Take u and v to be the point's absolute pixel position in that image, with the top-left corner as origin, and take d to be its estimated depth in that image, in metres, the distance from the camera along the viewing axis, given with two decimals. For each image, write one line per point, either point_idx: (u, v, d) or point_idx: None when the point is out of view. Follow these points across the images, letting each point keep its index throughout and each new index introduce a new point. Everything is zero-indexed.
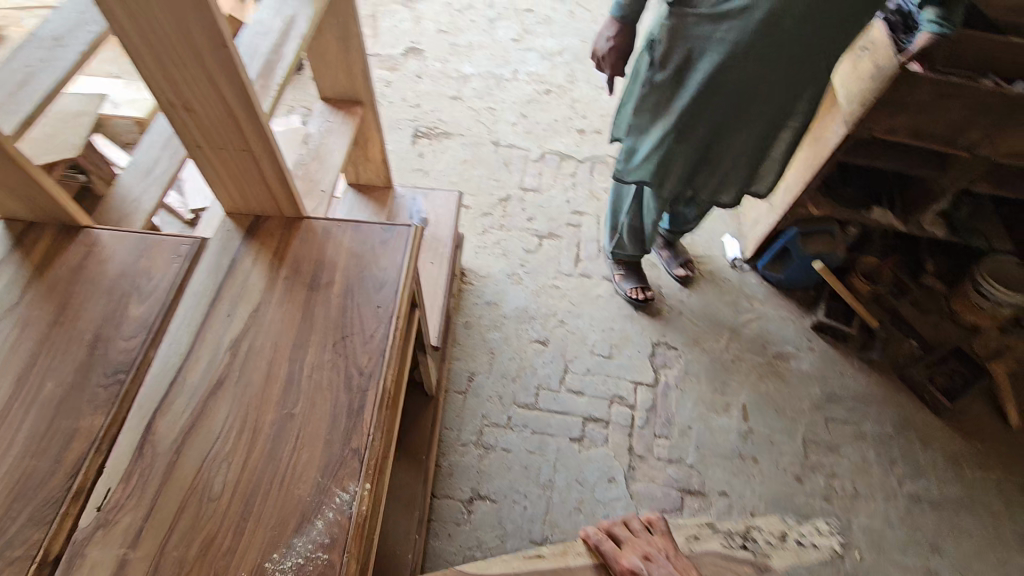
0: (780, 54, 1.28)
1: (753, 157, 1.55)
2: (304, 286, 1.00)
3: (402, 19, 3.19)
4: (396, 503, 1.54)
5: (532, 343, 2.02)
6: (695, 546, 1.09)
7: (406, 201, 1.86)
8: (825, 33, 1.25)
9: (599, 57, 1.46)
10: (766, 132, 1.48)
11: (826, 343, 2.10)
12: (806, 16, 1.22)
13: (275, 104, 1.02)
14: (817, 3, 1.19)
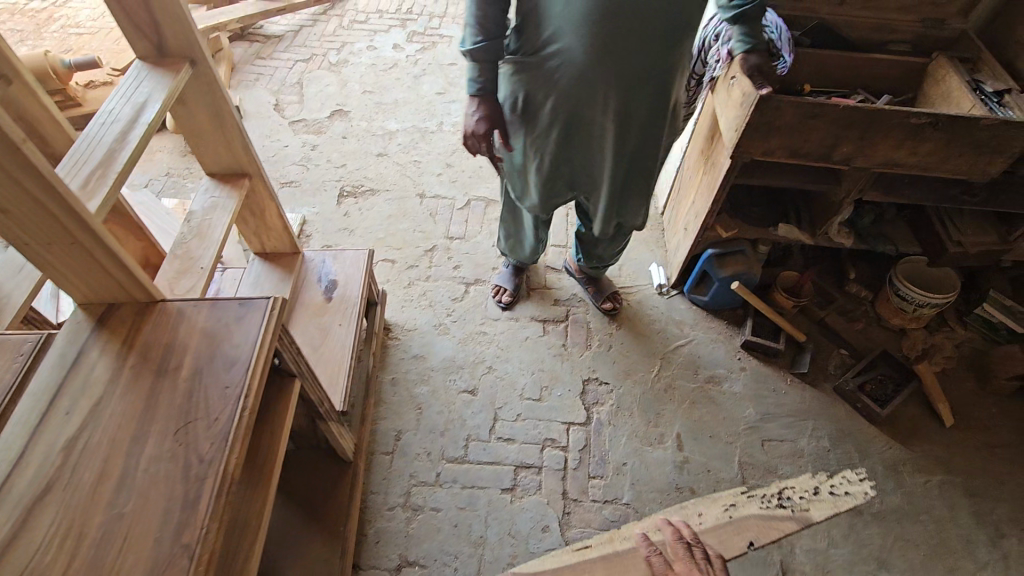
0: (614, 93, 1.28)
1: (628, 190, 1.55)
2: (151, 373, 0.98)
3: (328, 84, 3.26)
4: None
5: (460, 393, 1.99)
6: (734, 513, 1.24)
7: (317, 265, 1.85)
8: (653, 68, 1.25)
9: (473, 137, 1.44)
10: (630, 166, 1.47)
11: (757, 361, 2.09)
12: (627, 54, 1.22)
13: (112, 194, 1.00)
14: (633, 40, 1.20)
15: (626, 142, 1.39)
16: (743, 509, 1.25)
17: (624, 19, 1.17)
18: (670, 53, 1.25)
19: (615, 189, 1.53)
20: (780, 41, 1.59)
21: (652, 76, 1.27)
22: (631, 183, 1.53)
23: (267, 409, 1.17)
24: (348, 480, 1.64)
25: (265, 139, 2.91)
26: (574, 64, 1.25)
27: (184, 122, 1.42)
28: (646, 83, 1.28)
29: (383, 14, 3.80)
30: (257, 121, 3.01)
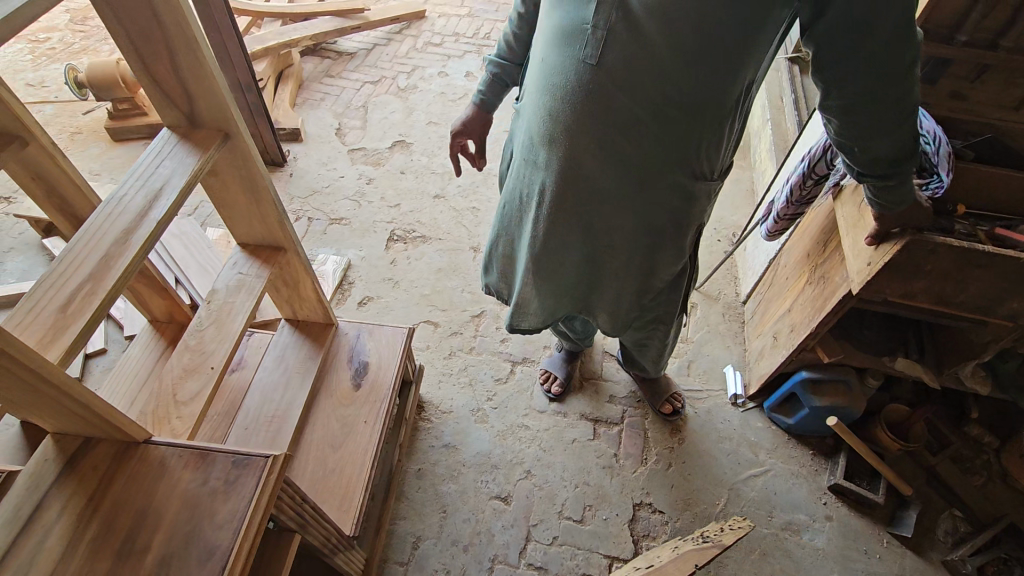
0: (573, 187, 1.20)
1: (586, 288, 1.46)
2: (112, 555, 0.77)
3: (394, 110, 3.10)
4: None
5: (491, 500, 1.74)
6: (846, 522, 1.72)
7: (351, 341, 1.66)
8: (618, 175, 1.16)
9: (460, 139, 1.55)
10: (576, 256, 1.36)
11: (847, 510, 1.75)
12: (588, 155, 1.14)
13: (93, 319, 0.81)
14: (595, 142, 1.11)
15: (565, 229, 1.29)
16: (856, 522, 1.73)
17: (590, 116, 1.08)
18: (630, 161, 1.12)
19: (555, 274, 1.41)
20: (938, 155, 1.24)
21: (601, 171, 1.16)
22: (579, 273, 1.41)
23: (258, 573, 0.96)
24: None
25: (321, 166, 2.77)
26: (529, 128, 1.22)
27: (215, 192, 1.25)
28: (594, 180, 1.17)
29: (459, 38, 3.63)
30: (316, 146, 2.88)
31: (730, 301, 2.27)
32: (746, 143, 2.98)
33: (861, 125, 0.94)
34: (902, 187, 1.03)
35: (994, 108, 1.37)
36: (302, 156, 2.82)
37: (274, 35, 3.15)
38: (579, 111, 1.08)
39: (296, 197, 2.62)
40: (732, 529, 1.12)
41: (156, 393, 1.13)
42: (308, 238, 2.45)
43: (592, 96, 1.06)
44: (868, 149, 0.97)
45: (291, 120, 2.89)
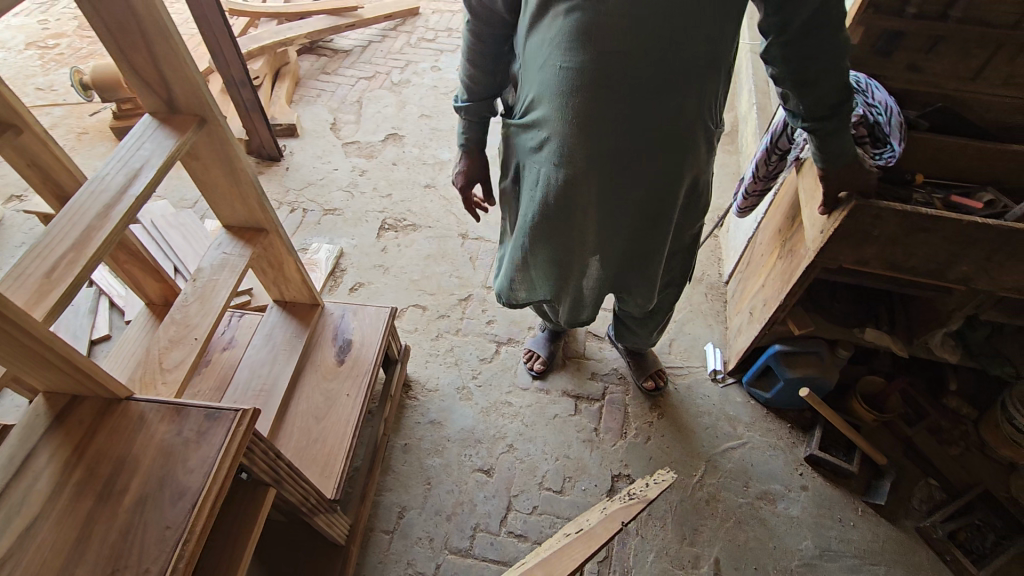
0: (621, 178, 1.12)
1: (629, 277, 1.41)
2: (94, 494, 0.85)
3: (387, 104, 3.18)
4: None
5: (474, 473, 1.80)
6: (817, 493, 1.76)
7: (337, 321, 1.73)
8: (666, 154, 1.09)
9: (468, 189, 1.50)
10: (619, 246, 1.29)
11: (823, 479, 1.79)
12: (637, 141, 1.06)
13: (73, 288, 0.89)
14: (644, 125, 1.04)
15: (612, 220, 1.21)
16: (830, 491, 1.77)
17: (633, 98, 1.01)
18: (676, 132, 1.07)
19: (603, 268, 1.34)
20: (889, 126, 1.31)
21: (648, 154, 1.09)
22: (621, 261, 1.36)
23: (233, 521, 1.03)
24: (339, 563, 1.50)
25: (316, 159, 2.85)
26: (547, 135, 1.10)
27: (199, 176, 1.33)
28: (641, 164, 1.10)
29: (452, 33, 3.70)
30: (312, 140, 2.96)
31: (713, 281, 2.31)
32: (734, 129, 3.00)
33: (802, 70, 0.97)
34: (838, 134, 1.05)
35: (950, 80, 1.42)
36: (298, 151, 2.90)
37: (270, 34, 3.24)
38: (621, 96, 1.00)
39: (291, 190, 2.70)
40: (654, 482, 0.89)
41: (143, 362, 1.21)
42: (302, 228, 2.53)
43: (631, 75, 0.98)
44: (816, 96, 1.00)
45: (286, 116, 2.97)
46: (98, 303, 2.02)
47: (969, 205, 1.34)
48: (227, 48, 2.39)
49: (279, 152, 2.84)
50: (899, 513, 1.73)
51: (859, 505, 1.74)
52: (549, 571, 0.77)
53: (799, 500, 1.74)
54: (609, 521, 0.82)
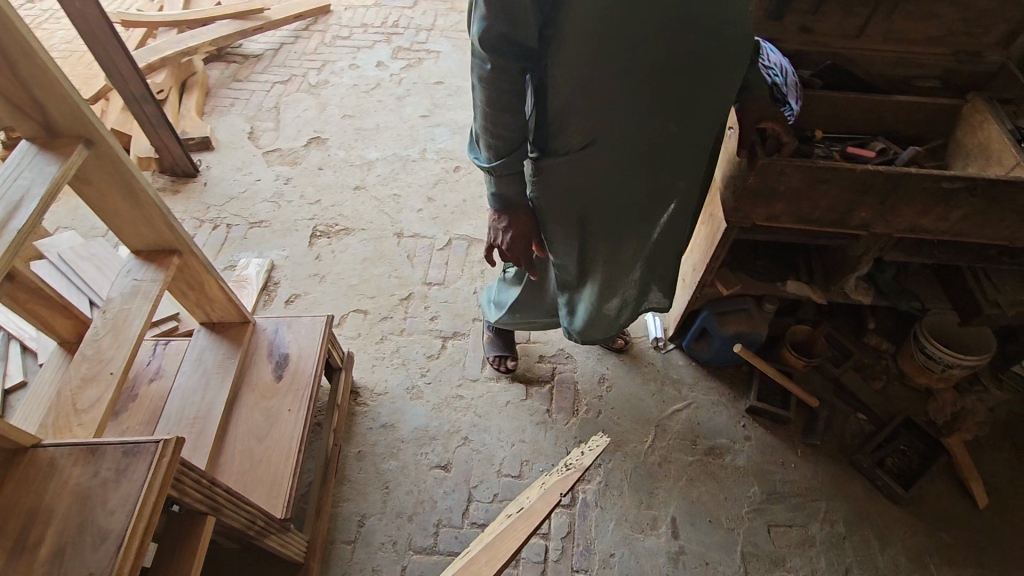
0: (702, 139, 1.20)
1: None
2: (4, 552, 0.80)
3: (307, 108, 3.08)
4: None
5: (432, 470, 1.80)
6: (758, 441, 1.86)
7: (271, 336, 1.68)
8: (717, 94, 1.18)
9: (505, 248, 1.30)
10: None
11: (764, 428, 1.89)
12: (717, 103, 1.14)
13: None
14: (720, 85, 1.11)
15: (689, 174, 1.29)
16: (772, 438, 1.87)
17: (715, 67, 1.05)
18: None
19: None
20: (786, 86, 1.37)
21: None
22: None
23: (169, 558, 1.00)
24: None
25: (236, 171, 2.74)
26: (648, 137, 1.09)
27: (95, 202, 1.26)
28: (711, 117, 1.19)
29: (368, 28, 3.60)
30: (229, 152, 2.84)
31: None
32: None
33: None
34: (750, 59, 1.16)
35: (838, 38, 1.51)
36: (215, 164, 2.77)
37: (171, 44, 3.06)
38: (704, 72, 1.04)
39: (211, 206, 2.59)
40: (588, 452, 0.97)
41: (54, 405, 1.14)
42: (228, 245, 2.43)
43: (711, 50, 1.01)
44: None
45: (199, 129, 2.83)
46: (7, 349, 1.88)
47: (864, 155, 1.43)
48: (121, 62, 2.24)
49: (195, 167, 2.71)
50: (835, 450, 1.85)
51: (798, 447, 1.85)
52: (492, 555, 0.83)
53: (743, 451, 1.84)
54: (548, 496, 0.88)
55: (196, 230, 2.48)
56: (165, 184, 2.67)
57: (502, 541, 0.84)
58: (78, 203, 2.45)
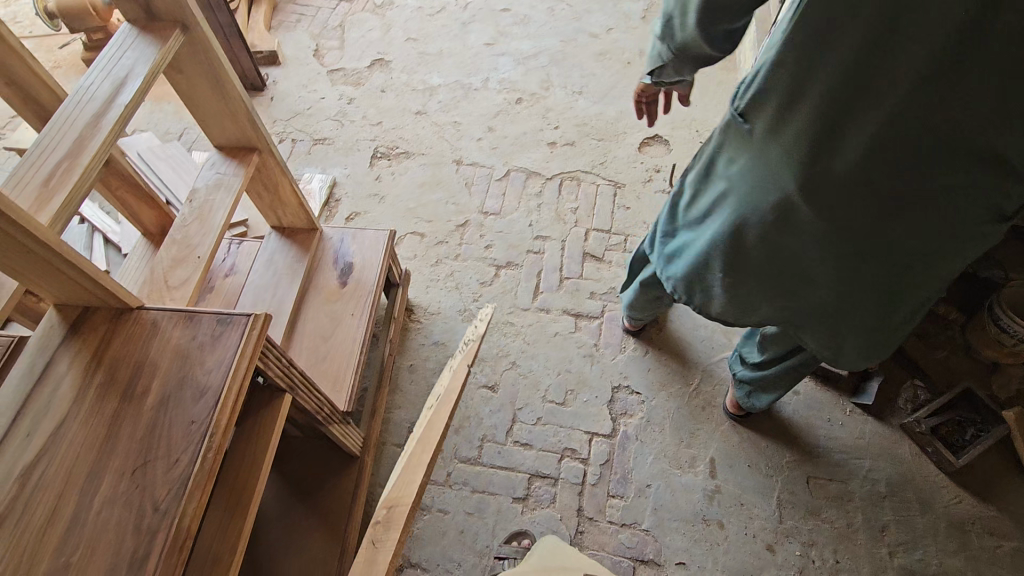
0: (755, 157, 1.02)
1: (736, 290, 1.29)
2: (116, 398, 0.88)
3: (371, 28, 3.04)
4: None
5: (479, 389, 1.87)
6: (806, 396, 1.85)
7: (337, 245, 1.73)
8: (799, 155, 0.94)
9: None
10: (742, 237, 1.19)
11: (814, 384, 1.87)
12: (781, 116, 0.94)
13: (68, 206, 0.87)
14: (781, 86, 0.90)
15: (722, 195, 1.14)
16: (820, 396, 1.85)
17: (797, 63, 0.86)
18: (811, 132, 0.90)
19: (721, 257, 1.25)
20: None
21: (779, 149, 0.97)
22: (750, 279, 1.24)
23: (252, 428, 1.08)
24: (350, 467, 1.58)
25: (301, 88, 2.75)
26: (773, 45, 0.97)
27: (185, 91, 1.30)
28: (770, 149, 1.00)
29: None
30: (295, 68, 2.85)
31: None
32: None
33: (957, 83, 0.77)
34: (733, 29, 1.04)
35: None
36: (282, 80, 2.79)
37: None
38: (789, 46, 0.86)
39: (278, 119, 2.62)
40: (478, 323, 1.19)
41: (148, 280, 1.22)
42: (292, 159, 2.48)
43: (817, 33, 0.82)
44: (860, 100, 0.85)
45: (267, 42, 2.84)
46: (93, 239, 2.00)
47: None
48: None
49: (262, 81, 2.73)
50: (884, 413, 1.82)
51: (846, 406, 1.83)
52: (428, 441, 1.00)
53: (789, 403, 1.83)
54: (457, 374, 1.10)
55: None
56: None
57: (427, 432, 1.01)
58: (155, 108, 2.53)
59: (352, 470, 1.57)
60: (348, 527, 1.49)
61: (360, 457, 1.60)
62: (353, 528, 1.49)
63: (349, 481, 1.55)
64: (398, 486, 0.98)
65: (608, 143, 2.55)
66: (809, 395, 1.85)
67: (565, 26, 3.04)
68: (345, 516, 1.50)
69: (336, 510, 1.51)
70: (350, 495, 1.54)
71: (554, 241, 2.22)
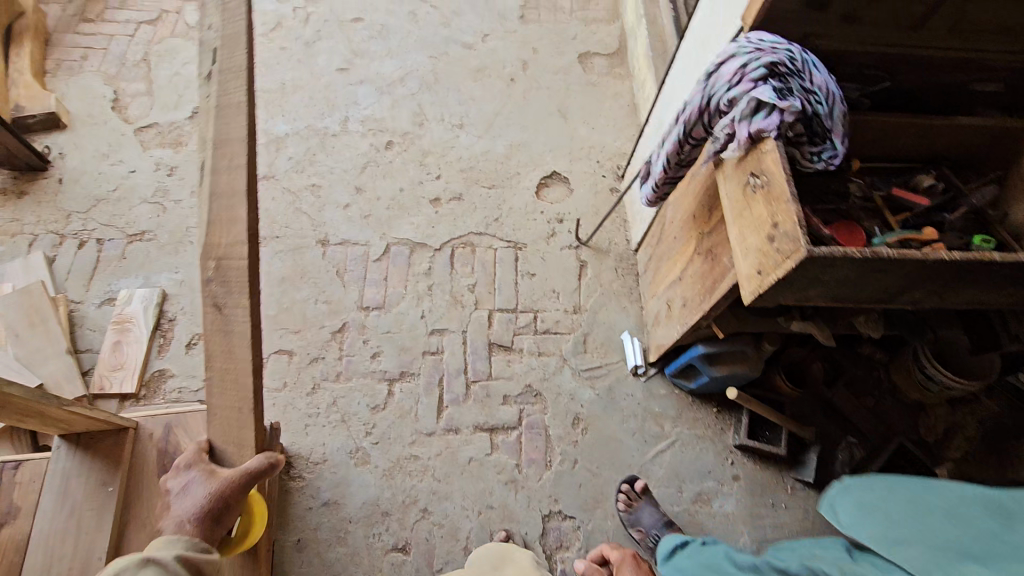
0: None
1: None
2: None
3: (187, 61, 2.40)
4: (225, 428, 1.10)
5: (388, 554, 1.55)
6: (748, 484, 1.67)
7: (161, 445, 1.30)
8: None
9: None
10: None
11: (753, 465, 1.70)
12: None
13: None
14: None
15: None
16: (765, 479, 1.68)
17: None
18: None
19: None
20: (831, 118, 1.02)
21: None
22: None
23: None
24: (208, 226, 1.12)
25: (101, 160, 2.13)
26: None
27: None
28: None
29: None
30: (89, 131, 2.20)
31: (622, 251, 2.05)
32: (623, 45, 2.59)
33: None
34: None
35: (889, 28, 1.12)
36: (72, 151, 2.15)
37: None
38: None
39: (74, 213, 2.01)
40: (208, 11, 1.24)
41: None
42: (103, 269, 1.92)
43: None
44: None
45: (40, 101, 2.15)
46: None
47: (896, 218, 1.13)
48: None
49: (44, 159, 2.09)
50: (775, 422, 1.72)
51: (791, 484, 1.68)
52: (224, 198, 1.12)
53: (734, 498, 1.65)
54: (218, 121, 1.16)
55: (56, 250, 1.94)
56: (5, 183, 2.05)
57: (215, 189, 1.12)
58: None
59: (220, 233, 1.11)
60: (238, 307, 1.10)
61: (221, 216, 1.11)
62: (244, 305, 1.10)
63: (221, 244, 1.10)
64: (224, 253, 1.11)
65: (500, 190, 2.18)
66: (752, 481, 1.68)
67: (433, 36, 2.55)
68: (234, 290, 1.10)
69: (215, 277, 1.10)
70: (223, 257, 1.11)
71: (453, 333, 1.88)
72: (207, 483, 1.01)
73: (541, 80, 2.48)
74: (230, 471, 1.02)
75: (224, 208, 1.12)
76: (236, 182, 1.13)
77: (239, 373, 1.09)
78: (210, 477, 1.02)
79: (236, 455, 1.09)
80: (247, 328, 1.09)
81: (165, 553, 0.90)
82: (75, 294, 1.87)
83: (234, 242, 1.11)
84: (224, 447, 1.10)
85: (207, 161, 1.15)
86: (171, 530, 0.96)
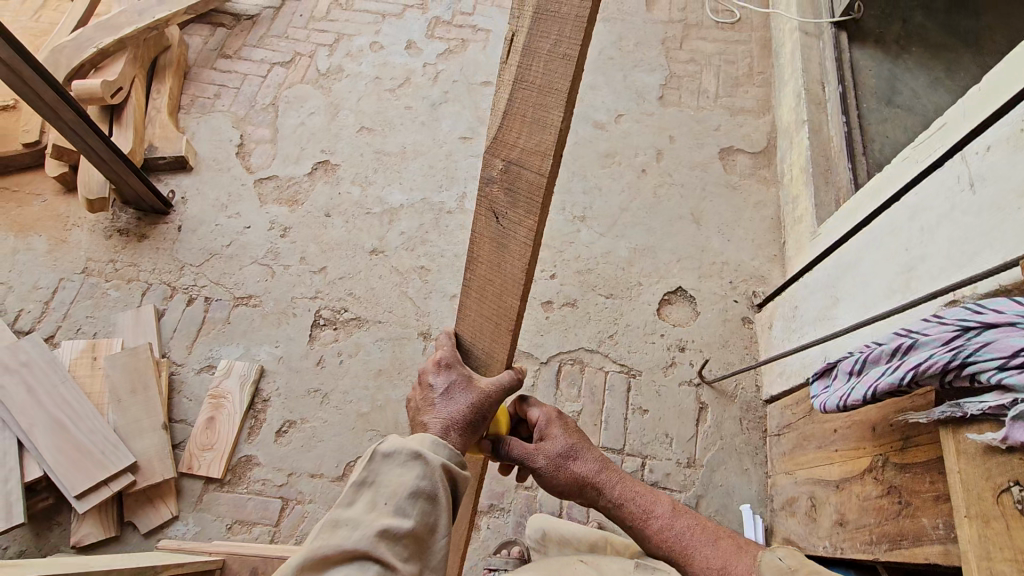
0: None
1: None
2: None
3: (312, 110, 2.34)
4: (481, 325, 0.92)
5: None
6: None
7: None
8: None
9: None
10: None
11: None
12: None
13: None
14: None
15: None
16: None
17: None
18: None
19: None
20: None
21: None
22: None
23: None
24: (501, 119, 0.82)
25: (218, 211, 2.10)
26: None
27: None
28: None
29: None
30: (212, 177, 2.17)
31: (749, 400, 1.82)
32: (772, 144, 2.32)
33: None
34: None
35: None
36: (194, 196, 2.13)
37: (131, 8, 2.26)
38: None
39: (188, 266, 1.99)
40: None
41: None
42: (206, 332, 1.89)
43: None
44: None
45: (171, 143, 2.15)
46: None
47: None
48: (37, 88, 1.63)
49: (167, 204, 2.08)
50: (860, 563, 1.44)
51: None
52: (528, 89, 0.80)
53: None
54: None
55: (166, 304, 1.92)
56: (128, 223, 2.06)
57: (526, 81, 0.80)
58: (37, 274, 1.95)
59: (521, 130, 0.81)
60: (520, 221, 0.83)
61: (524, 113, 0.80)
62: (526, 229, 0.83)
63: (517, 146, 0.81)
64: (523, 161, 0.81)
65: (619, 301, 1.99)
66: None
67: None
68: (517, 206, 0.82)
69: (500, 180, 0.83)
70: (514, 161, 0.82)
71: None
72: (469, 390, 0.89)
73: (675, 175, 2.25)
74: (497, 384, 0.90)
75: (526, 106, 0.80)
76: (557, 82, 0.77)
77: (506, 288, 0.87)
78: (473, 385, 0.89)
79: (487, 354, 0.92)
80: (523, 253, 0.83)
81: (436, 454, 0.82)
82: (177, 356, 1.85)
83: (533, 150, 0.80)
84: (473, 347, 0.94)
85: (519, 39, 0.81)
86: (435, 428, 0.86)
